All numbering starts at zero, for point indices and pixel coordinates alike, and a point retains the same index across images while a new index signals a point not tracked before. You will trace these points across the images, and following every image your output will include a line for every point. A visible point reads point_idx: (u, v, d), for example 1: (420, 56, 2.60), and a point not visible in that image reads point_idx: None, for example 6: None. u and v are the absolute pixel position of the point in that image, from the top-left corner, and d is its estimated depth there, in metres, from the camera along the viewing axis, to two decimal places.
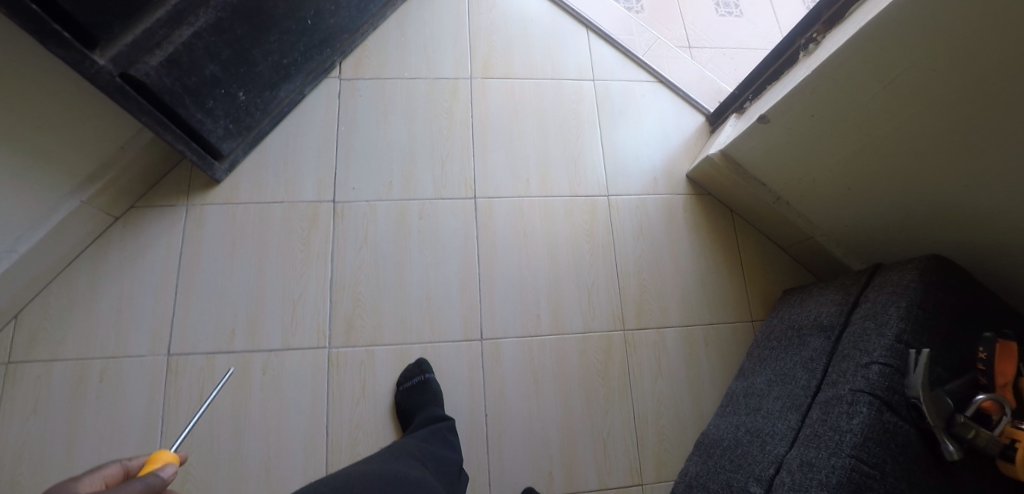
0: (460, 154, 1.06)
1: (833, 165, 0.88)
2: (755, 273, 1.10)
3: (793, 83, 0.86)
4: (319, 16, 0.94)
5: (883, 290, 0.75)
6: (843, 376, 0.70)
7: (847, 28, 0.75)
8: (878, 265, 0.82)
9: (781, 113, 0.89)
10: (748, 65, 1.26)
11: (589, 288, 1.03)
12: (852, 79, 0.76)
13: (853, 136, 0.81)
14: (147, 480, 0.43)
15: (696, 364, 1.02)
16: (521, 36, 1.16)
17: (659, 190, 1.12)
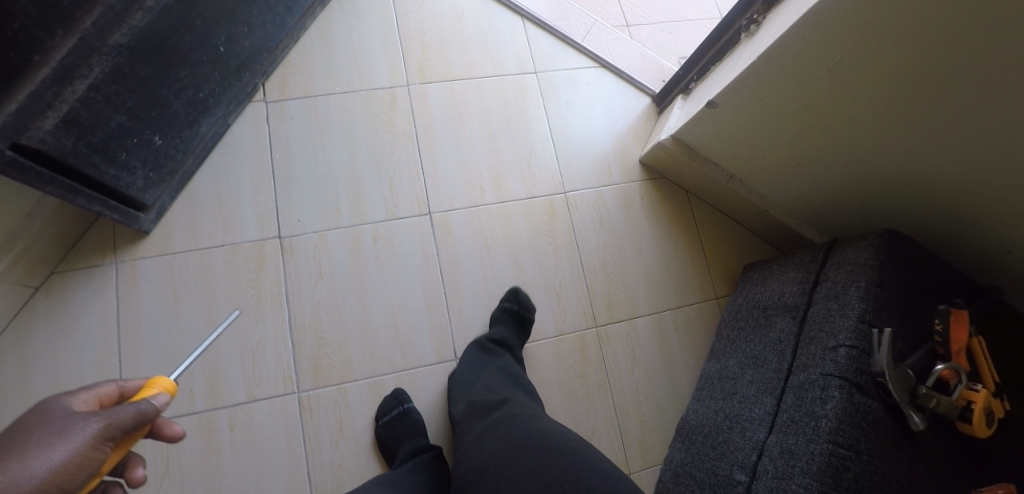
0: (408, 168, 1.01)
1: (782, 141, 0.89)
2: (716, 251, 1.10)
3: (738, 68, 0.85)
4: (231, 41, 0.85)
5: (842, 269, 0.77)
6: (814, 360, 0.72)
7: (790, 11, 0.73)
8: (834, 241, 0.84)
9: (732, 97, 0.88)
10: (687, 40, 1.23)
11: (558, 290, 1.01)
12: (796, 61, 0.75)
13: (799, 115, 0.82)
14: (138, 406, 0.44)
15: (669, 350, 1.02)
16: (455, 34, 1.10)
17: (614, 180, 1.10)
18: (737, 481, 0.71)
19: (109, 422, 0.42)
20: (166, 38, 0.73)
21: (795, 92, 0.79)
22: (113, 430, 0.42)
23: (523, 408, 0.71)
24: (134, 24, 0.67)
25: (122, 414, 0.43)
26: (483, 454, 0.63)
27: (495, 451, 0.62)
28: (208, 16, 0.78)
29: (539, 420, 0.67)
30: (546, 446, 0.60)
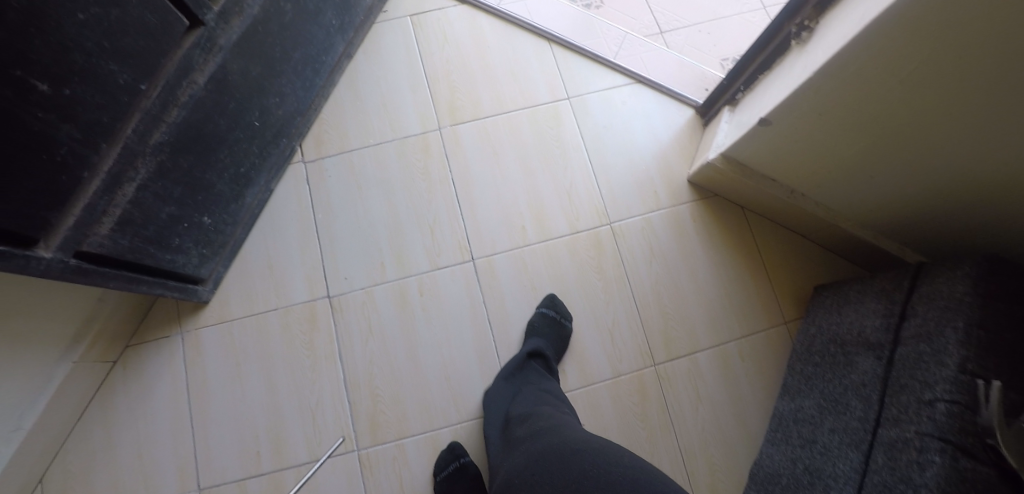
0: (447, 215, 1.01)
1: (852, 157, 0.78)
2: (781, 272, 1.02)
3: (790, 85, 0.76)
4: (265, 112, 0.87)
5: (933, 304, 0.68)
6: (908, 414, 0.64)
7: (845, 25, 0.63)
8: (920, 265, 0.75)
9: (786, 116, 0.79)
10: (728, 40, 1.12)
11: (610, 328, 0.97)
12: (862, 79, 0.65)
13: (867, 132, 0.72)
14: None
15: (736, 384, 0.96)
16: (482, 70, 1.08)
17: (662, 204, 1.03)
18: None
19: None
20: (202, 126, 0.75)
21: (858, 107, 0.69)
22: None
23: (550, 421, 0.70)
24: (171, 122, 0.69)
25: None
26: (513, 469, 0.63)
27: (522, 464, 0.61)
28: (241, 96, 0.80)
29: (566, 428, 0.67)
30: (565, 448, 0.60)
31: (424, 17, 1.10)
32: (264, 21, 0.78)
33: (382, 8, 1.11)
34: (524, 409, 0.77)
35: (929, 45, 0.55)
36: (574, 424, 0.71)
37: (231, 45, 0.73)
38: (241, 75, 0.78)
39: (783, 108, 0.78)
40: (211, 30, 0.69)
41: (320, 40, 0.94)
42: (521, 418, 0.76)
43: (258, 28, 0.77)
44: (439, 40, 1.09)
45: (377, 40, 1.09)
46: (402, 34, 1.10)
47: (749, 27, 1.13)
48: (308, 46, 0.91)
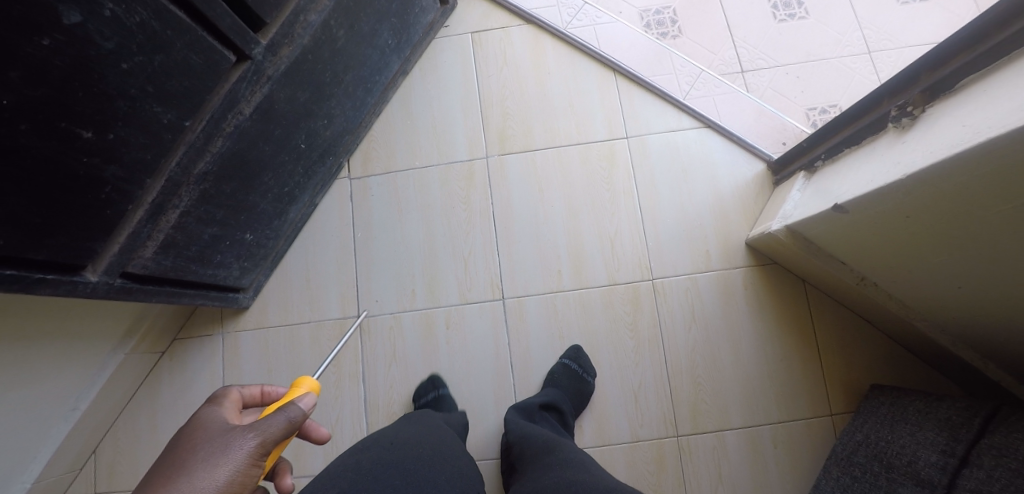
0: (483, 249, 0.99)
1: (942, 268, 0.68)
2: (834, 357, 0.93)
3: (877, 176, 0.64)
4: (312, 135, 0.89)
5: (1005, 463, 0.59)
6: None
7: (958, 128, 0.53)
8: (998, 408, 0.65)
9: (864, 209, 0.67)
10: (818, 88, 1.02)
11: (636, 391, 0.93)
12: (964, 199, 0.54)
13: (963, 247, 0.61)
14: (286, 415, 0.48)
15: (764, 471, 0.89)
16: (539, 99, 1.05)
17: (713, 266, 0.96)
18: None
19: (264, 438, 0.47)
20: (247, 153, 0.75)
21: (952, 222, 0.58)
22: (269, 443, 0.47)
23: (575, 455, 0.72)
24: (216, 152, 0.69)
25: (274, 424, 0.47)
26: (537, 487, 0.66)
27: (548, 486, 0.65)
28: (289, 121, 0.81)
29: (591, 465, 0.69)
30: (597, 484, 0.63)
31: (485, 35, 1.10)
32: (315, 49, 0.78)
33: (444, 22, 1.10)
34: (543, 434, 0.78)
35: None
36: (592, 461, 0.72)
37: (280, 75, 0.74)
38: (288, 101, 0.78)
39: (860, 202, 0.66)
40: (259, 63, 0.69)
41: (374, 61, 0.95)
42: (539, 438, 0.77)
43: (310, 56, 0.78)
44: (498, 63, 1.07)
45: (435, 58, 1.09)
46: (460, 54, 1.09)
47: (844, 74, 1.02)
48: (361, 67, 0.92)
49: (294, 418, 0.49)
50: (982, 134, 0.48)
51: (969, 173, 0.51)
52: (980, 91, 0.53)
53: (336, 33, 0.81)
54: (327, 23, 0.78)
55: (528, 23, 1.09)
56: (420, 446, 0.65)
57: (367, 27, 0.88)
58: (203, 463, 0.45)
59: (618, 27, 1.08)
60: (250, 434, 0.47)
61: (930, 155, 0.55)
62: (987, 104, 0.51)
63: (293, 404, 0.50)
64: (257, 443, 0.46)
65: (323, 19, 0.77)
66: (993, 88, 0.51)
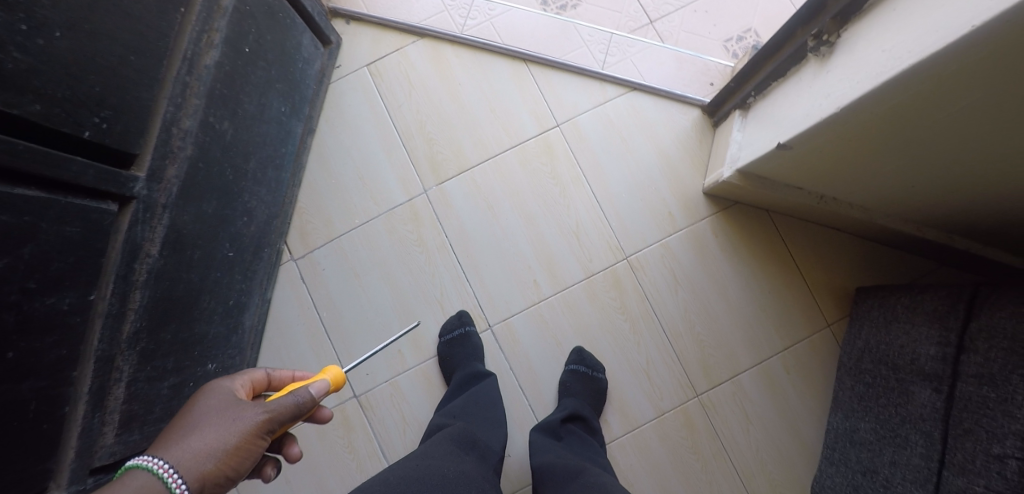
0: (453, 285, 0.95)
1: (895, 172, 0.69)
2: (814, 271, 0.96)
3: (809, 111, 0.66)
4: (236, 239, 0.83)
5: (995, 343, 0.60)
6: (975, 465, 0.59)
7: (878, 55, 0.53)
8: (976, 289, 0.66)
9: (805, 143, 0.69)
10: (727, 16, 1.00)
11: (646, 369, 0.93)
12: (898, 112, 0.55)
13: (914, 152, 0.62)
14: (296, 397, 0.52)
15: (784, 398, 0.93)
16: (459, 114, 1.00)
17: (679, 225, 0.96)
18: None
19: (272, 414, 0.50)
20: (174, 290, 0.70)
21: (904, 135, 0.59)
22: (274, 420, 0.50)
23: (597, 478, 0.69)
24: (137, 307, 0.63)
25: (284, 405, 0.51)
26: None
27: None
28: (203, 236, 0.74)
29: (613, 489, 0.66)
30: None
31: (382, 64, 1.03)
32: (204, 155, 0.72)
33: (333, 63, 1.02)
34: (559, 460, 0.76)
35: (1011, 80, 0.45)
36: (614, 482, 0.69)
37: (174, 199, 0.68)
38: (195, 219, 0.72)
39: (802, 138, 0.68)
40: (146, 199, 0.63)
41: (273, 134, 0.89)
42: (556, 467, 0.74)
43: (201, 163, 0.72)
44: (405, 89, 1.01)
45: (338, 105, 1.02)
46: (363, 92, 1.02)
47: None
48: (259, 147, 0.86)
49: (301, 399, 0.52)
50: (907, 60, 0.48)
51: (904, 94, 0.52)
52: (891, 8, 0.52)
53: (219, 127, 0.75)
54: (205, 122, 0.72)
55: (422, 36, 1.03)
56: (445, 465, 0.62)
57: (251, 106, 0.82)
58: (213, 425, 0.48)
59: (515, 13, 1.01)
60: (262, 407, 0.50)
61: (860, 89, 0.55)
62: (899, 23, 0.50)
63: (301, 391, 0.53)
64: (264, 417, 0.50)
65: (200, 119, 0.71)
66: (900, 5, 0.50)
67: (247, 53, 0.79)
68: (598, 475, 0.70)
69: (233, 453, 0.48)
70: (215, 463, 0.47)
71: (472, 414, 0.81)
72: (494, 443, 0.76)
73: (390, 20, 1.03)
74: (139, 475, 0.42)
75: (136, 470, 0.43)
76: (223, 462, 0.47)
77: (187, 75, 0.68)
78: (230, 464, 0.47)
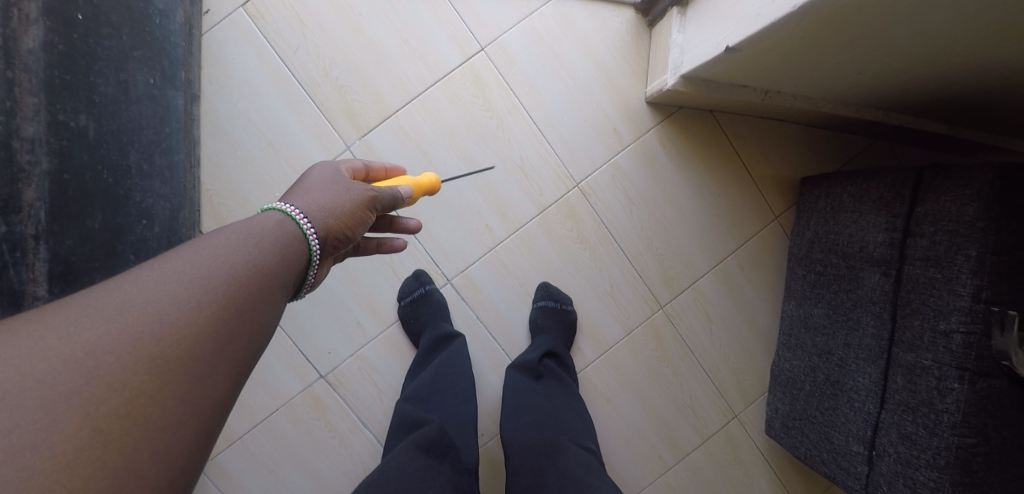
0: (401, 245, 0.89)
1: (849, 58, 0.68)
2: (761, 166, 0.96)
3: (759, 10, 0.62)
4: (140, 248, 0.76)
5: (942, 227, 0.67)
6: (922, 341, 0.68)
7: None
8: (921, 174, 0.72)
9: (755, 43, 0.66)
10: None
11: (611, 293, 0.94)
12: (862, 3, 0.54)
13: (868, 38, 0.62)
14: (394, 190, 0.53)
15: (740, 294, 0.98)
16: (367, 51, 0.86)
17: (627, 141, 0.91)
18: (857, 454, 0.77)
19: (378, 195, 0.51)
20: None
21: (864, 24, 0.59)
22: (380, 200, 0.51)
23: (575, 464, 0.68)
24: None
25: (386, 192, 0.52)
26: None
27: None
28: (99, 259, 0.68)
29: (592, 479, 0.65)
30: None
31: (260, 2, 0.86)
32: (67, 164, 0.63)
33: (200, 9, 0.85)
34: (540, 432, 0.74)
35: None
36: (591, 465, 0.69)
37: (45, 226, 0.60)
38: (82, 242, 0.66)
39: (754, 39, 0.65)
40: (9, 236, 0.56)
41: (149, 115, 0.76)
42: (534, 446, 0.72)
43: (67, 175, 0.63)
44: (296, 29, 0.86)
45: (219, 60, 0.86)
46: (245, 39, 0.86)
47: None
48: (136, 135, 0.73)
49: (394, 192, 0.53)
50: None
51: None
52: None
53: (74, 124, 0.63)
54: (53, 122, 0.60)
55: None
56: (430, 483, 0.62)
57: (109, 87, 0.68)
58: (331, 188, 0.48)
59: None
60: (369, 186, 0.51)
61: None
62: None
63: (396, 188, 0.55)
64: (373, 193, 0.50)
65: (46, 120, 0.59)
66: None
67: (81, 21, 0.63)
68: (575, 462, 0.68)
69: (350, 215, 0.47)
70: (337, 216, 0.46)
71: (441, 393, 0.79)
72: (469, 432, 0.75)
73: None
74: (275, 214, 0.43)
75: (272, 211, 0.43)
76: (344, 222, 0.47)
77: (9, 69, 0.54)
78: (348, 223, 0.47)
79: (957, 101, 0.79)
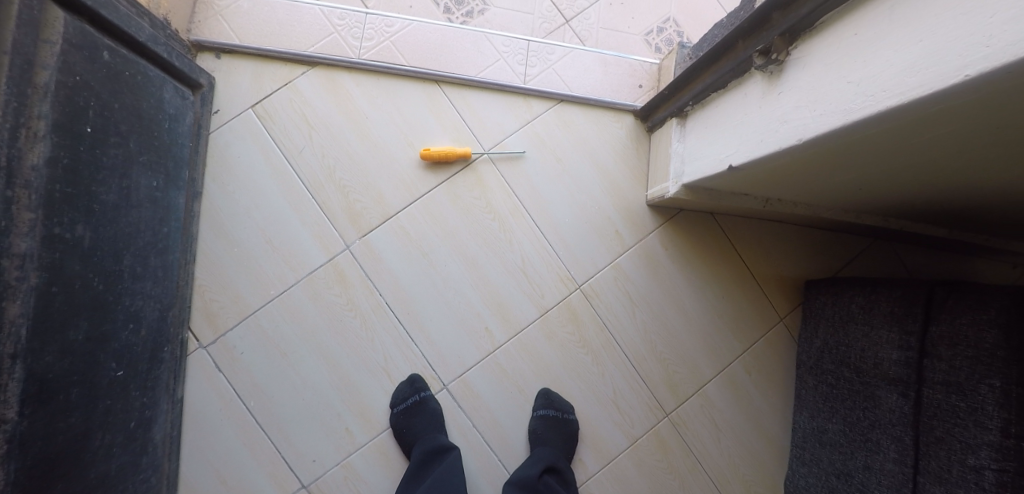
0: (397, 347, 0.86)
1: (850, 178, 0.69)
2: (764, 268, 0.94)
3: (761, 136, 0.64)
4: (124, 354, 0.72)
5: (960, 352, 0.64)
6: (950, 474, 0.64)
7: (841, 87, 0.51)
8: (932, 292, 0.70)
9: (757, 165, 0.67)
10: (645, 15, 0.96)
11: (614, 399, 0.89)
12: (867, 139, 0.55)
13: (870, 165, 0.63)
14: None
15: (748, 401, 0.93)
16: (372, 152, 0.87)
17: (628, 243, 0.91)
18: None
19: None
20: (53, 447, 0.62)
21: (866, 154, 0.59)
22: None
23: None
24: None
25: None
26: None
27: None
28: (80, 372, 0.65)
29: None
30: None
31: (270, 104, 0.87)
32: (57, 276, 0.60)
33: (209, 109, 0.86)
34: None
35: (979, 115, 0.46)
36: None
37: (25, 343, 0.57)
38: (62, 356, 0.62)
39: (757, 162, 0.66)
40: None
41: (148, 217, 0.75)
42: None
43: (56, 287, 0.60)
44: (303, 131, 0.87)
45: (225, 158, 0.87)
46: (251, 139, 0.87)
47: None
48: (133, 239, 0.72)
49: None
50: (883, 100, 0.47)
51: (875, 127, 0.51)
52: (850, 31, 0.50)
53: (70, 235, 0.62)
54: (49, 236, 0.59)
55: (313, 65, 0.88)
56: None
57: (111, 195, 0.67)
58: None
59: (417, 26, 0.89)
60: None
61: (825, 121, 0.54)
62: (864, 52, 0.49)
63: None
64: None
65: (41, 235, 0.58)
66: (861, 31, 0.49)
67: (89, 133, 0.64)
68: None
69: None
70: None
71: None
72: None
73: (270, 49, 0.87)
74: None
75: None
76: None
77: (8, 188, 0.54)
78: None
79: (959, 214, 0.79)
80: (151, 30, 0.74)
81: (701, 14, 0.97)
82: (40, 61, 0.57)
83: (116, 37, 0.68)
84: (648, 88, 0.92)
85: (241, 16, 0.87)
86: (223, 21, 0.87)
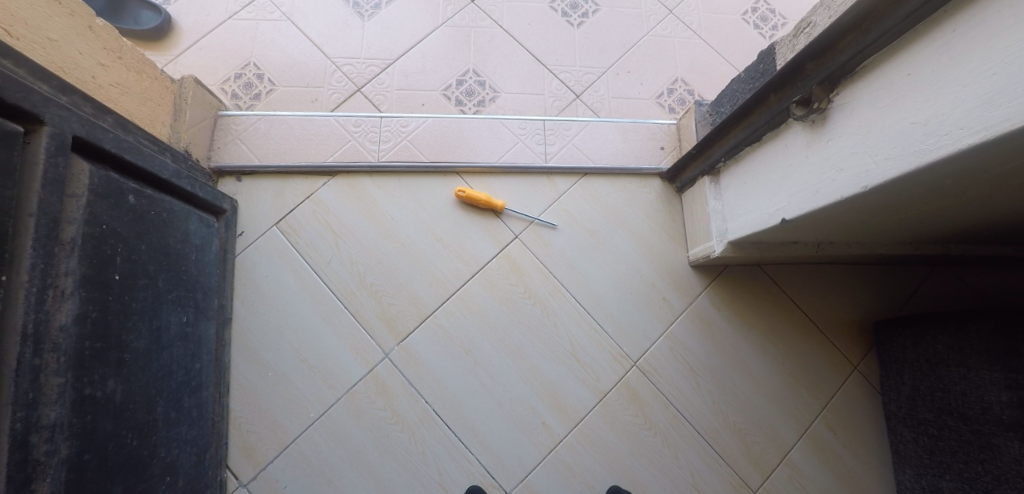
0: (450, 458, 0.79)
1: (912, 216, 0.65)
2: (825, 315, 0.89)
3: (812, 187, 0.60)
4: None
5: None
6: None
7: (904, 128, 0.47)
8: None
9: (814, 217, 0.63)
10: (652, 79, 0.97)
11: (693, 483, 0.80)
12: (941, 182, 0.51)
13: (940, 203, 0.58)
14: None
15: (841, 465, 0.84)
16: (402, 252, 0.85)
17: (678, 309, 0.86)
18: None
19: None
20: None
21: (936, 194, 0.55)
22: None
23: None
24: None
25: None
26: None
27: None
28: None
29: None
30: None
31: (294, 218, 0.86)
32: (89, 442, 0.55)
33: (234, 232, 0.85)
34: None
35: None
36: None
37: None
38: None
39: (812, 214, 0.62)
40: None
41: (181, 356, 0.70)
42: None
43: (88, 454, 0.55)
44: (329, 242, 0.85)
45: (254, 279, 0.84)
46: (279, 257, 0.85)
47: (663, 47, 0.99)
48: (165, 383, 0.67)
49: None
50: (963, 136, 0.42)
51: (955, 169, 0.47)
52: (902, 72, 0.47)
53: (101, 394, 0.57)
54: (78, 399, 0.54)
55: (334, 174, 0.88)
56: None
57: (141, 340, 0.63)
58: None
59: (432, 123, 0.91)
60: None
61: (892, 166, 0.49)
62: (922, 92, 0.45)
63: None
64: None
65: (70, 400, 0.53)
66: (916, 70, 0.46)
67: (118, 280, 0.60)
68: None
69: None
70: None
71: None
72: None
73: (291, 165, 0.87)
74: None
75: None
76: None
77: (37, 356, 0.50)
78: None
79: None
80: (174, 165, 0.73)
81: (709, 72, 0.98)
82: (66, 216, 0.54)
83: (139, 178, 0.67)
84: (670, 149, 0.91)
85: (260, 137, 0.89)
86: (243, 144, 0.88)
